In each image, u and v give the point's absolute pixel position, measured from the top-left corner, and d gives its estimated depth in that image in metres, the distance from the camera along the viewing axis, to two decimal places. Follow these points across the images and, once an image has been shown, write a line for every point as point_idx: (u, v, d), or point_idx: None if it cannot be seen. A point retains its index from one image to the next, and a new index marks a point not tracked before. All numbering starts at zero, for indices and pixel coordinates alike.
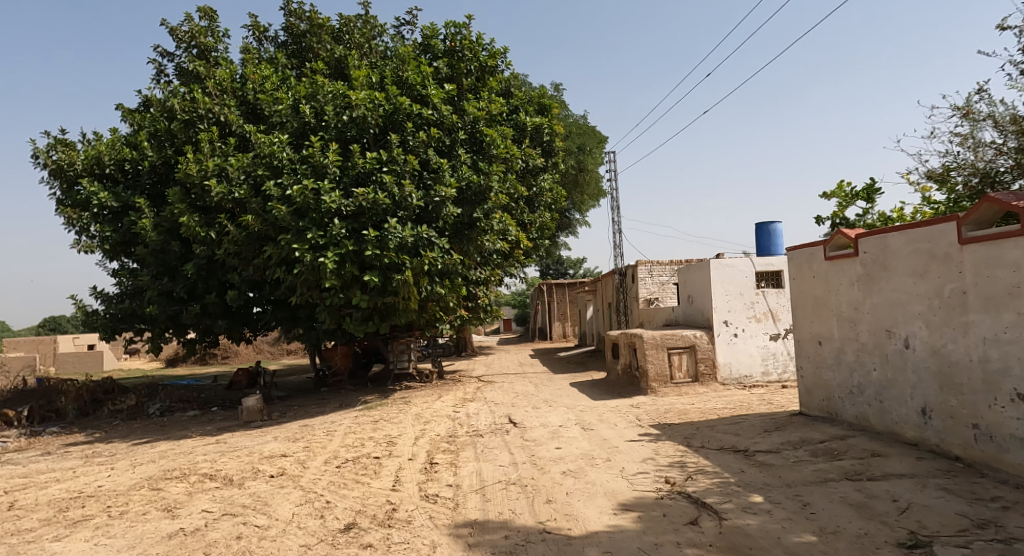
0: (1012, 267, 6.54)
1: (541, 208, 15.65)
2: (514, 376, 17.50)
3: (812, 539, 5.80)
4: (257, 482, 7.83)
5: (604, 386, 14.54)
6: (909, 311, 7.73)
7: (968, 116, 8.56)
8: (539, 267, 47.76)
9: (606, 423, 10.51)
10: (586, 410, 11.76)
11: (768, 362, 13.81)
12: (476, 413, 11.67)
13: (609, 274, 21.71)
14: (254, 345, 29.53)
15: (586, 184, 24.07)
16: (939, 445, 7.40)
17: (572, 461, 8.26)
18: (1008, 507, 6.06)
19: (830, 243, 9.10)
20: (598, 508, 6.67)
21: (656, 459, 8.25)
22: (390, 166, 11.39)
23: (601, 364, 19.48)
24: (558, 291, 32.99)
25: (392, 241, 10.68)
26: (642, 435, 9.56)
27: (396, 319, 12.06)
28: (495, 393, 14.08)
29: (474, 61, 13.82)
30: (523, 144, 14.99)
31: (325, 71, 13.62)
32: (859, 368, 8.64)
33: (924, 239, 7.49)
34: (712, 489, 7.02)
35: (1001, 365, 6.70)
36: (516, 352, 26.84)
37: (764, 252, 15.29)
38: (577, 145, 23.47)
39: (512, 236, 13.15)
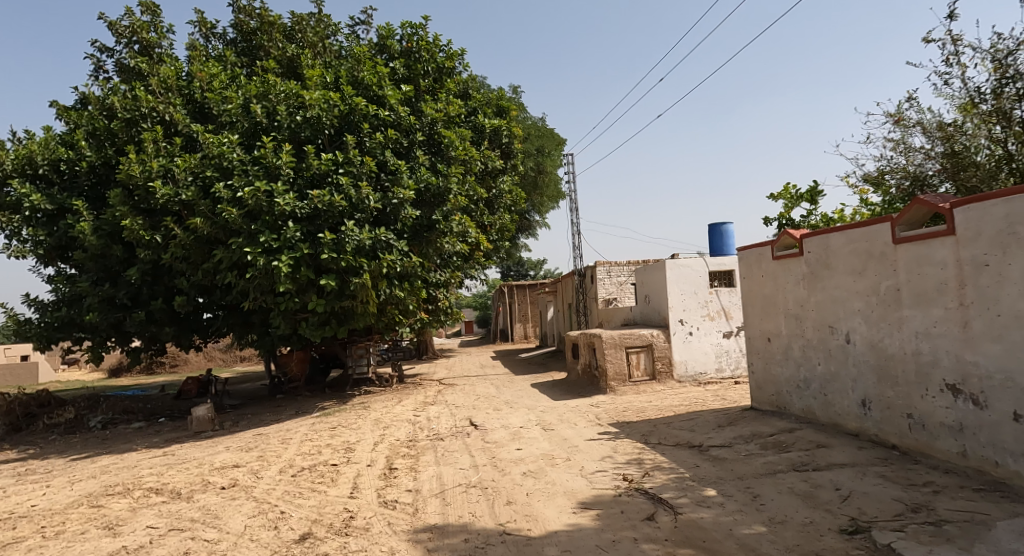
0: (939, 265, 6.95)
1: (500, 210, 15.80)
2: (475, 378, 17.62)
3: (761, 529, 6.10)
4: (207, 495, 7.81)
5: (563, 386, 14.78)
6: (849, 307, 8.15)
7: (899, 122, 9.02)
8: (500, 270, 48.16)
9: (565, 423, 10.71)
10: (546, 410, 11.97)
11: (722, 359, 14.23)
12: (437, 417, 11.78)
13: (569, 274, 22.07)
14: (205, 353, 28.96)
15: (545, 186, 24.33)
16: (877, 434, 7.82)
17: (532, 462, 8.44)
18: (938, 491, 6.46)
19: (777, 243, 9.51)
20: (558, 508, 6.86)
21: (615, 457, 8.50)
22: (346, 167, 11.39)
23: (561, 364, 19.73)
24: (518, 292, 33.13)
25: (349, 244, 10.74)
26: (602, 434, 9.81)
27: (354, 323, 12.07)
28: (456, 396, 14.21)
29: (431, 62, 13.97)
30: (482, 146, 15.15)
31: (277, 70, 13.56)
32: (805, 362, 9.04)
33: (862, 239, 7.89)
34: (667, 485, 7.29)
35: (931, 358, 7.11)
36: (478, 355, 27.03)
37: (717, 253, 15.77)
38: (536, 147, 23.68)
39: (472, 238, 13.29)
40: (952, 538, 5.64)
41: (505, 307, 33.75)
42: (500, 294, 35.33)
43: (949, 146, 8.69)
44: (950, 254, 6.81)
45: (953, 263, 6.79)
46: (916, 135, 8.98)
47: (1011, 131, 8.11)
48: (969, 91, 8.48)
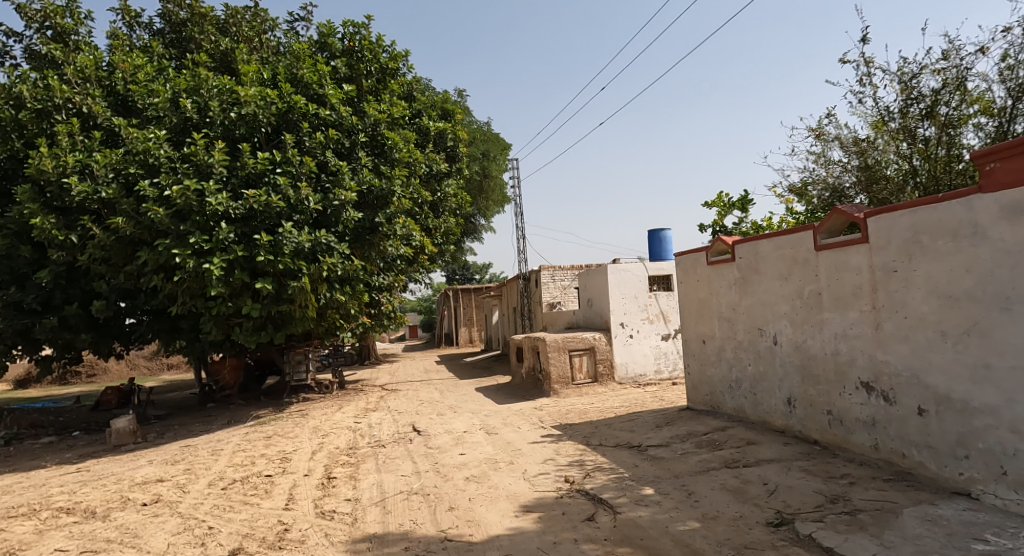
0: (856, 271, 7.28)
1: (445, 213, 15.92)
2: (420, 384, 17.68)
3: (695, 525, 6.40)
4: (126, 513, 7.67)
5: (508, 389, 15.01)
6: (777, 311, 8.61)
7: (820, 137, 9.59)
8: (446, 274, 48.18)
9: (508, 426, 10.93)
10: (490, 414, 12.16)
11: (661, 361, 14.71)
12: (378, 423, 11.83)
13: (514, 278, 22.36)
14: (127, 360, 27.96)
15: (490, 190, 24.55)
16: (801, 431, 8.27)
17: (475, 467, 8.62)
18: (854, 482, 6.80)
19: (711, 249, 9.94)
20: (500, 512, 7.06)
21: (557, 459, 8.75)
22: (284, 167, 11.29)
23: (504, 368, 19.97)
24: (464, 296, 33.25)
25: (288, 246, 10.65)
26: (545, 437, 10.06)
27: (291, 328, 12.03)
28: (398, 402, 14.26)
29: (374, 62, 13.98)
30: (426, 148, 15.26)
31: (210, 64, 13.27)
32: (736, 364, 9.51)
33: (788, 245, 8.34)
34: (608, 485, 7.57)
35: (848, 358, 7.47)
36: (423, 360, 27.02)
37: (656, 258, 16.31)
38: (481, 151, 23.81)
39: (416, 241, 13.43)
40: (865, 526, 5.92)
41: (451, 311, 33.79)
42: (445, 297, 35.35)
43: (864, 160, 9.30)
44: (864, 261, 7.11)
45: (867, 269, 7.08)
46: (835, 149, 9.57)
47: (916, 147, 8.76)
48: (881, 109, 9.10)
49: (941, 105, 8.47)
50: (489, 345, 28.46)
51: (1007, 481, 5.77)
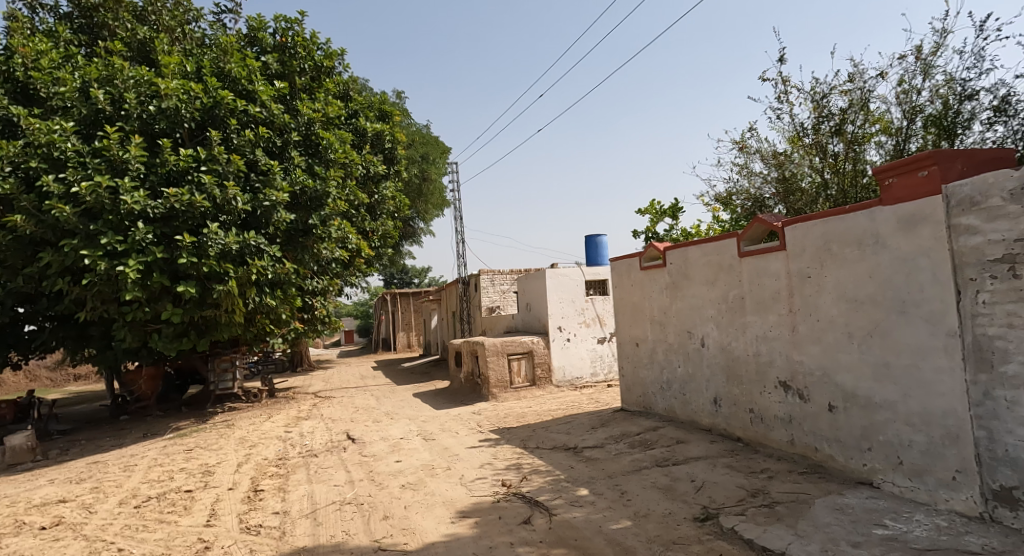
0: (774, 276, 7.69)
1: (383, 216, 15.91)
2: (355, 390, 17.55)
3: (627, 523, 6.62)
4: (22, 539, 7.42)
5: (446, 394, 15.11)
6: (704, 315, 9.03)
7: (743, 150, 10.11)
8: (383, 277, 47.77)
9: (446, 432, 11.03)
10: (428, 420, 12.24)
11: (597, 364, 15.09)
12: (310, 432, 11.75)
13: (453, 282, 22.46)
14: (28, 372, 26.50)
15: (429, 193, 24.59)
16: (726, 429, 8.69)
17: (411, 474, 8.69)
18: (773, 476, 7.16)
19: (644, 255, 10.34)
20: (436, 519, 7.16)
21: (494, 464, 8.92)
22: (210, 165, 11.06)
23: (443, 373, 20.04)
24: (402, 301, 33.06)
25: (213, 248, 10.47)
26: (482, 441, 10.22)
27: (215, 334, 11.79)
28: (332, 409, 14.17)
29: (308, 59, 13.78)
30: (363, 149, 15.21)
31: (124, 53, 12.68)
32: (667, 365, 9.91)
33: (715, 252, 8.76)
34: (544, 487, 7.80)
35: (768, 358, 7.87)
36: (358, 365, 26.75)
37: (592, 263, 16.73)
38: (420, 154, 23.78)
39: (352, 244, 13.47)
40: (782, 517, 6.17)
41: (388, 315, 33.57)
42: (382, 302, 35.10)
43: (781, 172, 9.86)
44: (782, 267, 7.51)
45: (785, 275, 7.49)
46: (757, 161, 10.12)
47: (827, 161, 9.35)
48: (796, 125, 9.67)
49: (847, 123, 9.10)
50: (427, 350, 28.42)
51: (904, 470, 6.03)
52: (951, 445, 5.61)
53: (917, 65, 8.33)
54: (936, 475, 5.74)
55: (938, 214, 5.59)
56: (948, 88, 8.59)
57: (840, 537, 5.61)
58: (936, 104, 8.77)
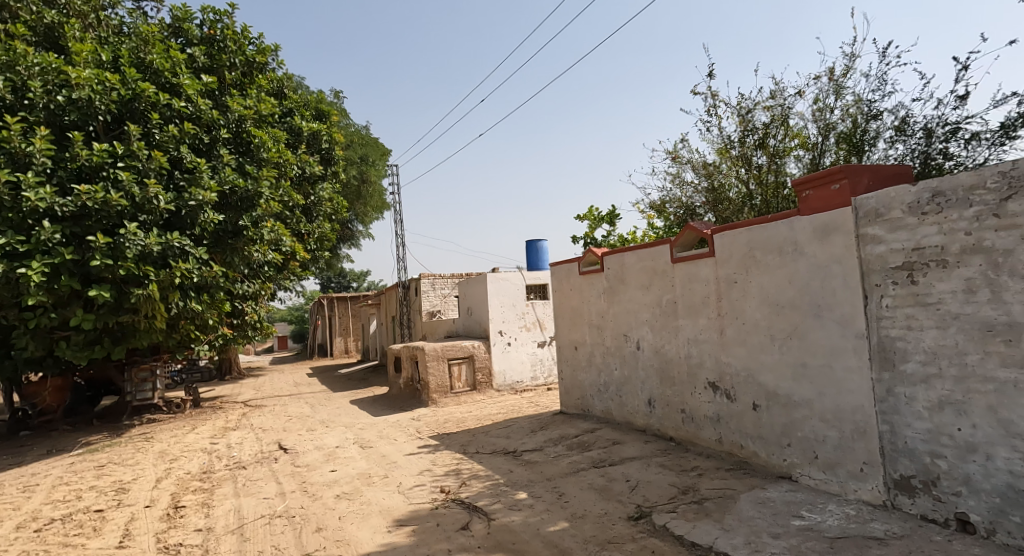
0: (704, 281, 8.03)
1: (319, 218, 15.70)
2: (288, 398, 17.24)
3: (564, 525, 6.75)
4: None
5: (385, 400, 15.04)
6: (639, 318, 9.35)
7: (675, 160, 10.51)
8: (320, 282, 46.95)
9: (384, 439, 11.02)
10: (366, 427, 12.19)
11: (537, 368, 15.33)
12: (238, 444, 11.50)
13: (393, 287, 22.37)
14: None
15: (369, 196, 24.36)
16: (660, 429, 9.00)
17: (346, 483, 8.66)
18: (702, 474, 7.48)
19: (583, 260, 10.61)
20: (372, 529, 7.11)
21: (433, 470, 8.98)
22: (129, 162, 10.56)
23: (382, 379, 19.92)
24: (339, 305, 32.61)
25: (132, 250, 10.09)
26: (421, 447, 10.27)
27: (134, 341, 11.39)
28: (262, 419, 13.90)
29: (239, 54, 13.40)
30: (298, 149, 15.07)
31: (28, 37, 11.35)
32: (605, 368, 10.19)
33: (649, 258, 9.07)
34: (483, 492, 7.90)
35: (698, 360, 8.20)
36: (294, 372, 26.23)
37: (532, 268, 16.98)
38: (359, 156, 23.56)
39: (286, 247, 13.34)
40: (710, 512, 6.42)
41: (324, 320, 33.04)
42: (319, 307, 34.50)
43: (711, 182, 10.31)
44: (711, 272, 7.86)
45: (713, 280, 7.84)
46: (688, 170, 10.54)
47: (752, 173, 9.84)
48: (725, 137, 10.13)
49: (769, 137, 9.61)
50: (366, 356, 28.17)
51: (819, 464, 6.44)
52: (859, 439, 6.00)
53: (831, 85, 8.86)
54: (846, 467, 6.15)
55: (849, 225, 5.99)
56: (856, 108, 9.19)
57: (762, 529, 5.88)
58: (846, 122, 9.36)
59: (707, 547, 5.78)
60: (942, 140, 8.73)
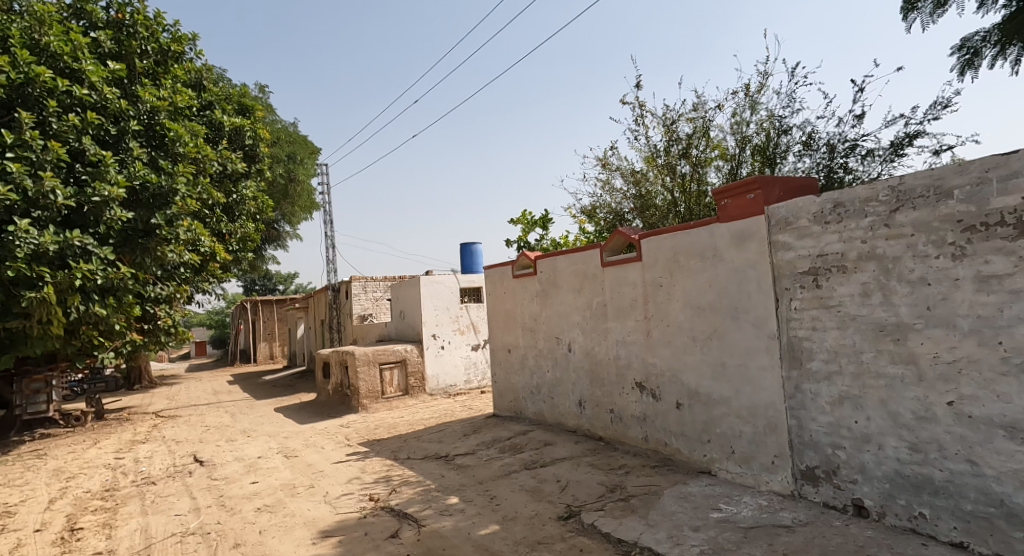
0: (632, 285, 8.31)
1: (241, 217, 15.29)
2: (206, 408, 16.66)
3: (495, 528, 6.83)
4: None
5: (313, 407, 14.79)
6: (570, 321, 9.58)
7: (605, 167, 10.83)
8: (243, 285, 45.54)
9: (311, 448, 10.88)
10: (291, 436, 11.99)
11: (470, 371, 15.44)
12: (146, 458, 10.99)
13: (322, 290, 22.02)
14: None
15: (296, 195, 23.77)
16: (590, 429, 9.25)
17: (268, 495, 8.45)
18: (629, 471, 7.74)
19: (517, 263, 10.79)
20: (296, 541, 6.93)
21: (362, 478, 8.92)
22: (20, 152, 9.62)
23: (309, 385, 19.54)
24: (264, 309, 31.74)
25: (22, 249, 9.34)
26: (350, 455, 10.20)
27: (27, 349, 10.62)
28: (177, 431, 13.40)
29: (151, 41, 12.65)
30: (219, 144, 14.59)
31: None
32: (537, 371, 10.39)
33: (581, 261, 9.31)
34: (413, 499, 7.90)
35: (626, 362, 8.48)
36: (214, 380, 25.36)
37: (466, 271, 17.08)
38: (286, 154, 23.00)
39: (203, 245, 12.84)
40: (636, 509, 6.66)
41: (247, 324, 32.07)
42: (241, 310, 33.48)
43: (639, 190, 10.67)
44: (638, 276, 8.15)
45: (641, 283, 8.14)
46: (618, 177, 10.87)
47: (676, 181, 10.26)
48: (651, 146, 10.51)
49: (692, 148, 10.04)
50: (292, 361, 27.55)
51: (735, 458, 6.79)
52: (771, 433, 6.37)
53: (747, 100, 9.34)
54: (759, 460, 6.51)
55: (762, 232, 6.36)
56: (769, 123, 9.73)
57: (683, 523, 6.14)
58: (760, 136, 9.89)
59: (631, 543, 5.98)
60: (844, 155, 9.41)
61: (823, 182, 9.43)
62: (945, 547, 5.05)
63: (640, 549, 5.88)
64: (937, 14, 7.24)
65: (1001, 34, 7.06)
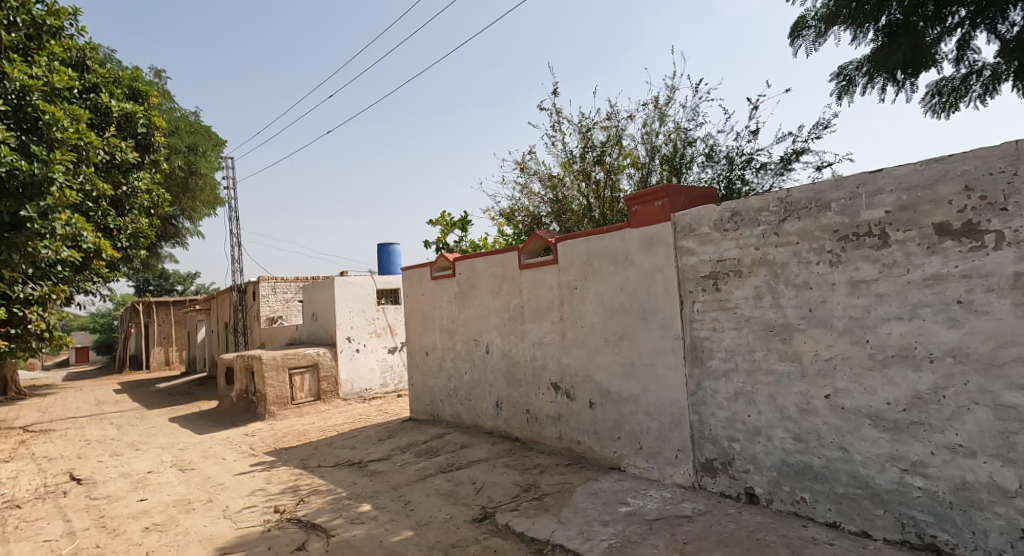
0: (548, 287, 8.53)
1: (134, 211, 14.09)
2: (87, 421, 15.65)
3: (408, 534, 6.85)
4: None
5: (214, 416, 14.26)
6: (488, 323, 9.72)
7: (523, 171, 11.05)
8: (137, 285, 43.18)
9: (209, 460, 10.53)
10: (185, 448, 11.54)
11: (387, 374, 15.39)
12: (16, 478, 10.24)
13: (226, 291, 21.27)
14: None
15: (199, 189, 22.43)
16: (506, 430, 9.41)
17: (158, 513, 8.11)
18: (543, 470, 7.94)
19: (434, 265, 10.86)
20: None
21: (266, 489, 8.73)
22: None
23: (210, 392, 18.80)
24: (160, 310, 30.23)
25: None
26: (254, 466, 9.95)
27: None
28: (48, 448, 12.53)
29: (20, 12, 10.78)
30: (104, 132, 13.37)
31: None
32: (455, 373, 10.47)
33: (498, 263, 9.46)
34: (323, 508, 7.80)
35: (543, 362, 8.68)
36: (101, 389, 23.89)
37: (383, 272, 16.94)
38: (186, 144, 21.51)
39: (86, 241, 10.96)
40: (548, 507, 6.85)
41: (140, 328, 30.41)
42: (131, 313, 31.67)
43: (555, 194, 10.92)
44: (554, 278, 8.38)
45: (557, 286, 8.37)
46: (535, 181, 11.11)
47: (591, 187, 10.62)
48: (568, 152, 10.79)
49: (606, 155, 10.40)
50: (192, 367, 26.41)
51: (643, 453, 7.10)
52: (675, 429, 6.71)
53: (656, 112, 9.76)
54: (664, 455, 6.85)
55: (669, 237, 6.70)
56: (676, 135, 10.21)
57: (593, 519, 6.37)
58: (668, 146, 10.36)
59: (543, 541, 6.16)
60: (741, 167, 9.99)
61: (723, 193, 9.98)
62: (822, 527, 5.47)
63: (551, 547, 6.07)
64: (819, 41, 7.87)
65: (870, 65, 7.71)
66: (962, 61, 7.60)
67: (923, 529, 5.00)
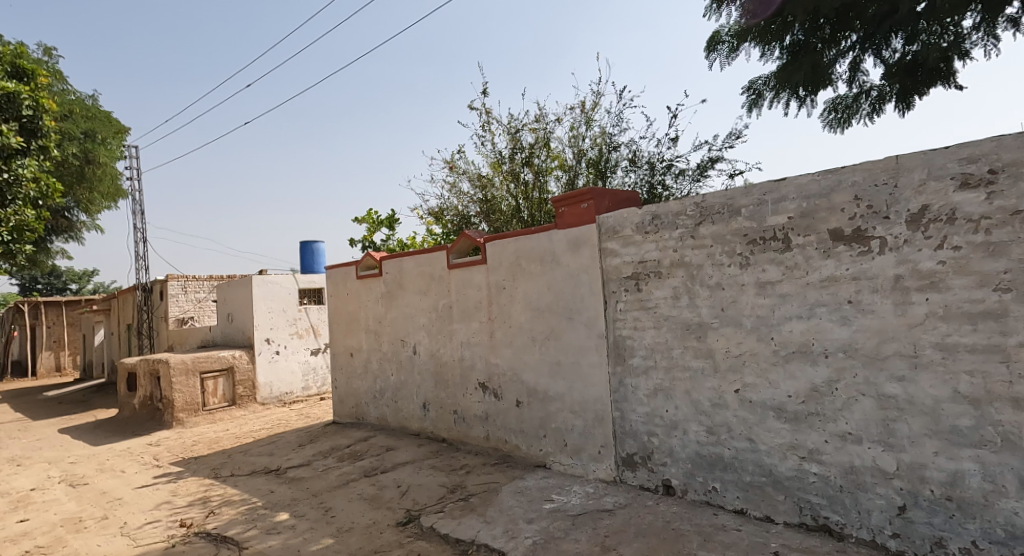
0: (477, 287, 8.59)
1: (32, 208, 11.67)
2: None
3: (329, 542, 6.78)
4: None
5: (114, 425, 13.60)
6: (415, 323, 9.70)
7: (452, 170, 11.07)
8: (24, 282, 40.44)
9: (104, 474, 10.06)
10: (75, 462, 10.96)
11: (309, 378, 15.13)
12: None
13: (130, 292, 20.31)
14: None
15: (97, 179, 21.31)
16: (433, 431, 9.42)
17: (43, 534, 7.70)
18: (469, 470, 8.00)
19: (360, 265, 10.76)
20: None
21: (173, 502, 8.43)
22: None
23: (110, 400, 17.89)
24: (51, 311, 28.44)
25: None
26: (158, 478, 9.59)
27: None
28: None
29: None
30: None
31: None
32: (380, 374, 10.40)
33: (427, 264, 9.46)
34: (237, 520, 7.60)
35: (470, 362, 8.74)
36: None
37: (307, 270, 16.61)
38: (82, 130, 20.31)
39: None
40: (474, 507, 6.91)
41: (27, 330, 28.48)
42: (16, 314, 29.61)
43: (485, 194, 11.02)
44: (483, 278, 8.45)
45: (485, 286, 8.44)
46: (464, 181, 11.16)
47: (520, 188, 10.75)
48: (497, 152, 10.88)
49: (534, 157, 10.56)
50: (88, 372, 25.00)
51: (568, 451, 7.27)
52: (598, 425, 6.90)
53: (582, 115, 10.00)
54: (588, 451, 7.04)
55: (594, 239, 6.88)
56: (601, 139, 10.47)
57: (517, 517, 6.48)
58: (594, 150, 10.62)
59: (468, 542, 6.22)
60: (662, 172, 10.35)
61: (644, 198, 10.32)
62: (731, 514, 5.76)
63: (476, 547, 6.13)
64: (730, 57, 8.27)
65: (776, 81, 8.16)
66: (854, 81, 8.13)
67: (817, 512, 5.34)
